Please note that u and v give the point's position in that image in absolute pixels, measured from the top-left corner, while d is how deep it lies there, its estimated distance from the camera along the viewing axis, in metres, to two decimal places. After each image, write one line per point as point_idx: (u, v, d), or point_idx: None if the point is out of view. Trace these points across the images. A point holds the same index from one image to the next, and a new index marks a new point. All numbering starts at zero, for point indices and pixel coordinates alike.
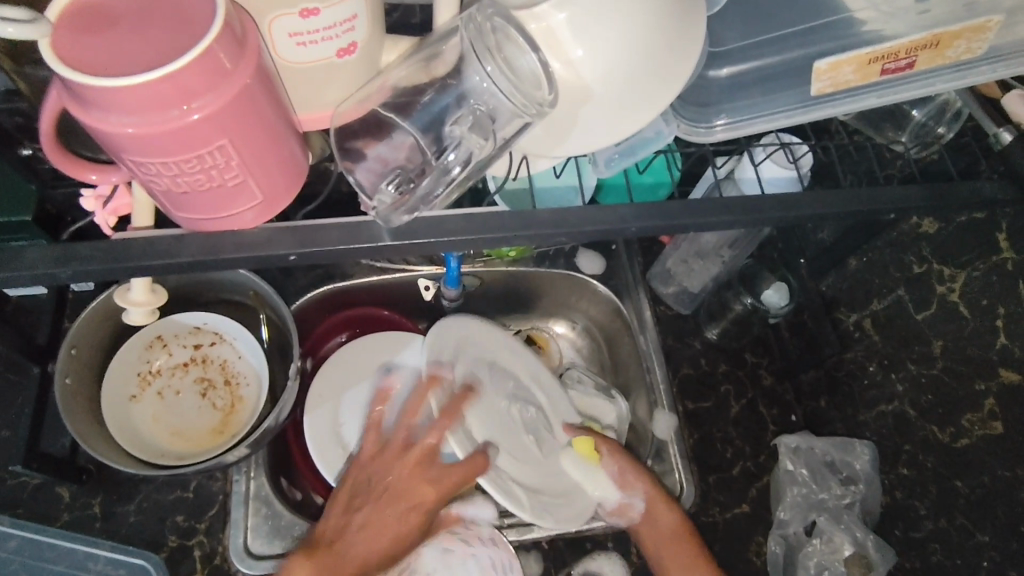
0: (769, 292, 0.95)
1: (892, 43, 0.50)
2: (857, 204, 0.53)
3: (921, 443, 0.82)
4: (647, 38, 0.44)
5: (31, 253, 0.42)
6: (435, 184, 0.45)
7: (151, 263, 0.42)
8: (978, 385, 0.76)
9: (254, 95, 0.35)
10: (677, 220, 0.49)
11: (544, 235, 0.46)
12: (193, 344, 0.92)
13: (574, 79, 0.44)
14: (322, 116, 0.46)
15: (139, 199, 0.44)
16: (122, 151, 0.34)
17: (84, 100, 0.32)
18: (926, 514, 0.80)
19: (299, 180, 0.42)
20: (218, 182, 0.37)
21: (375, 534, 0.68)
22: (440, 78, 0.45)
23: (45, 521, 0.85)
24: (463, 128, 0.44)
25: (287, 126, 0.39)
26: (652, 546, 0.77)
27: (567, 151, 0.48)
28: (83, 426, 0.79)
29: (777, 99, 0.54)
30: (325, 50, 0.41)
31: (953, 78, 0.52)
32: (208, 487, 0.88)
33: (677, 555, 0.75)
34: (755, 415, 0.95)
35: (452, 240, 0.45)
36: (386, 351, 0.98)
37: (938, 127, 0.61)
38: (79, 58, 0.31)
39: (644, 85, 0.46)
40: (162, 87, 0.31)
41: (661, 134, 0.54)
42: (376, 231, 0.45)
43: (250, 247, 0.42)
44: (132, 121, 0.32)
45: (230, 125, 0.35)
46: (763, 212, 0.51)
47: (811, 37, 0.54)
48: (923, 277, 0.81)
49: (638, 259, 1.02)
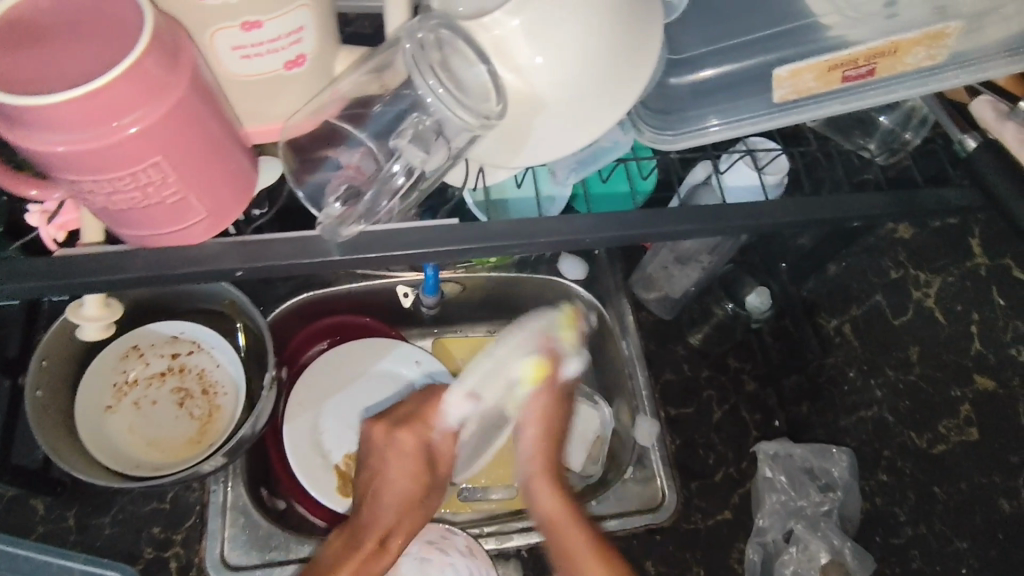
0: (751, 297, 0.94)
1: (851, 49, 0.49)
2: (821, 213, 0.52)
3: (899, 449, 0.82)
4: (601, 48, 0.44)
5: None
6: (381, 195, 0.45)
7: (99, 280, 0.41)
8: (954, 390, 0.76)
9: (189, 111, 0.34)
10: (637, 231, 0.48)
11: (499, 247, 0.46)
12: (170, 354, 0.92)
13: (527, 90, 0.44)
14: (270, 128, 0.45)
15: (88, 215, 0.44)
16: (54, 169, 0.34)
17: (10, 118, 0.31)
18: (905, 520, 0.80)
19: (246, 196, 0.42)
20: (158, 199, 0.37)
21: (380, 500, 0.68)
22: (392, 88, 0.45)
23: (20, 534, 0.84)
24: (405, 141, 0.45)
25: (230, 139, 0.39)
26: (554, 525, 0.67)
27: (525, 162, 0.48)
28: (55, 438, 0.79)
29: (739, 106, 0.54)
30: (271, 63, 0.40)
31: (916, 85, 0.52)
32: (185, 497, 0.87)
33: (576, 539, 0.65)
34: (737, 421, 0.94)
35: (401, 255, 0.45)
36: (366, 357, 0.98)
37: (906, 133, 0.61)
38: (7, 78, 0.31)
39: (599, 95, 0.45)
40: (89, 103, 0.31)
41: (618, 143, 0.56)
42: (326, 245, 0.44)
43: (200, 263, 0.42)
44: (60, 139, 0.32)
45: (165, 142, 0.34)
46: (725, 222, 0.50)
47: (775, 43, 0.53)
48: (900, 282, 0.81)
49: (620, 265, 1.02)
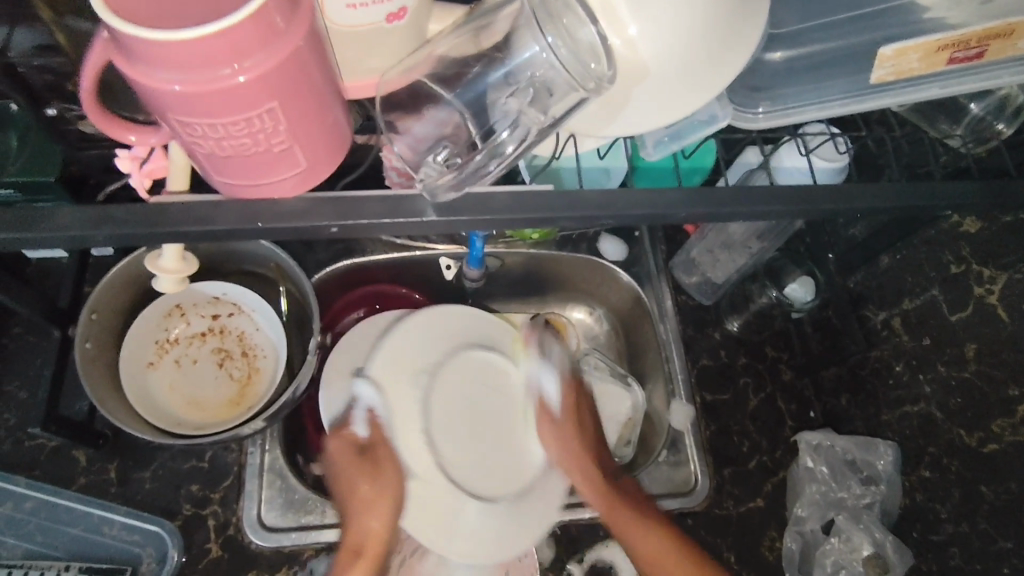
0: (794, 286, 0.93)
1: (964, 30, 0.47)
2: (911, 199, 0.51)
3: (947, 446, 0.84)
4: (710, 15, 0.42)
5: (64, 214, 0.41)
6: (485, 159, 0.44)
7: (186, 229, 0.41)
8: (1010, 391, 0.83)
9: (305, 57, 0.33)
10: (724, 208, 0.47)
11: (589, 216, 0.44)
12: (211, 314, 0.92)
13: (632, 57, 0.43)
14: (368, 83, 0.43)
15: (175, 162, 0.43)
16: (166, 109, 0.33)
17: (130, 53, 0.30)
18: (946, 517, 0.82)
19: (341, 151, 0.41)
20: (264, 147, 0.36)
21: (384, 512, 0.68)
22: (487, 50, 0.44)
23: (61, 484, 0.85)
24: (520, 101, 0.43)
25: (335, 91, 0.37)
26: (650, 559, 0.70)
27: (619, 131, 0.46)
28: (102, 391, 0.79)
29: (831, 85, 0.52)
30: (374, 14, 0.39)
31: (1017, 73, 0.50)
32: (223, 457, 0.88)
33: None
34: (774, 410, 0.93)
35: (497, 220, 0.43)
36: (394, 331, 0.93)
37: (997, 123, 0.59)
38: (127, 8, 0.30)
39: (701, 66, 0.43)
40: (213, 44, 0.30)
41: (714, 118, 0.51)
42: (422, 205, 0.42)
43: (287, 217, 0.41)
44: (178, 79, 0.31)
45: (280, 88, 0.33)
46: (813, 203, 0.49)
47: (875, 22, 0.51)
48: (959, 277, 0.87)
49: (662, 247, 1.00)
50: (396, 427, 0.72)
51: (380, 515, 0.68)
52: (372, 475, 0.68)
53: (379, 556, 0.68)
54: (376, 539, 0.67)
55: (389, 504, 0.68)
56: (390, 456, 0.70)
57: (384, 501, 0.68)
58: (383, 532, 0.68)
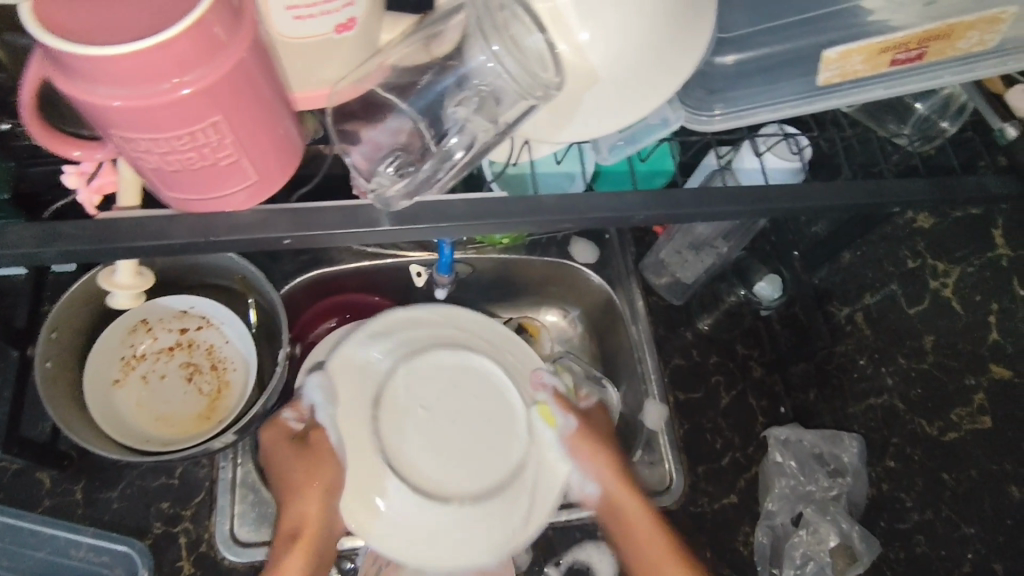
0: (762, 284, 0.94)
1: (904, 32, 0.49)
2: (862, 197, 0.52)
3: (909, 436, 0.83)
4: (655, 20, 0.43)
5: (8, 232, 0.40)
6: (438, 167, 0.44)
7: (137, 244, 0.40)
8: (968, 379, 0.76)
9: (247, 71, 0.33)
10: (681, 209, 0.48)
11: (546, 221, 0.45)
12: (178, 329, 0.90)
13: (580, 63, 0.44)
14: (316, 95, 0.43)
15: (125, 177, 0.42)
16: (108, 125, 0.32)
17: (67, 69, 0.30)
18: (912, 505, 0.81)
19: (294, 161, 0.41)
20: (212, 160, 0.36)
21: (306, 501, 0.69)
22: (439, 58, 0.44)
23: (26, 507, 0.83)
24: (468, 109, 0.44)
25: (284, 102, 0.37)
26: None
27: (573, 136, 0.46)
28: (63, 411, 0.77)
29: (783, 88, 0.53)
30: (322, 26, 0.39)
31: (959, 72, 0.51)
32: (194, 473, 0.86)
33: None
34: (745, 405, 0.95)
35: (453, 226, 0.43)
36: None
37: (942, 121, 0.61)
38: (62, 24, 0.29)
39: (649, 71, 0.44)
40: (152, 59, 0.30)
41: (665, 122, 0.53)
42: (375, 214, 0.43)
43: (242, 230, 0.41)
44: (118, 94, 0.31)
45: (224, 101, 0.33)
46: (768, 202, 0.50)
47: (822, 25, 0.52)
48: (917, 272, 0.81)
49: (631, 249, 1.02)
50: (342, 432, 0.71)
51: (311, 499, 0.69)
52: (309, 462, 0.71)
53: (313, 541, 0.68)
54: (306, 524, 0.69)
55: (325, 493, 0.70)
56: (333, 459, 0.71)
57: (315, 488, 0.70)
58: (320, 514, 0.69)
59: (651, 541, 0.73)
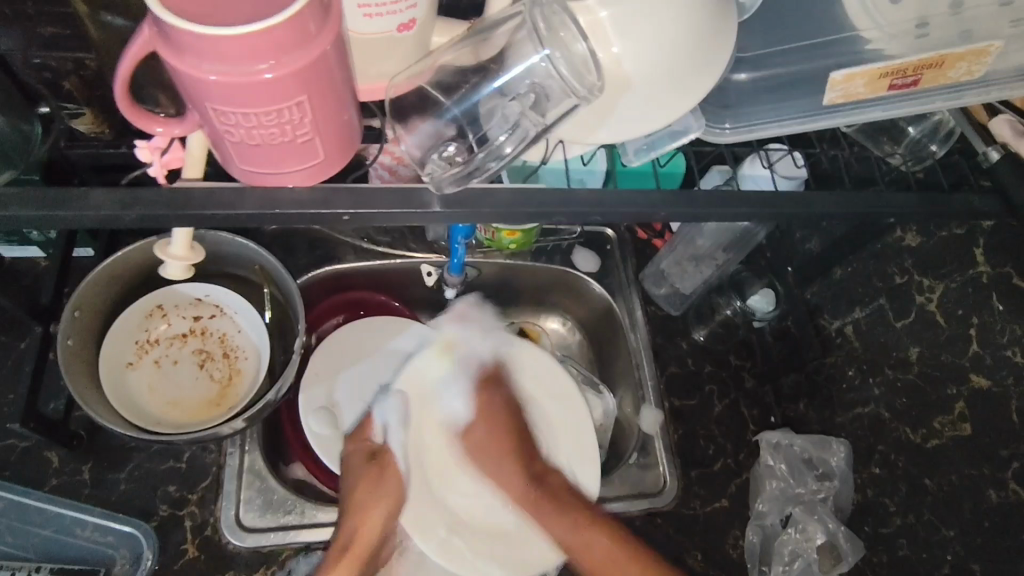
0: (757, 297, 1.00)
1: (902, 60, 0.54)
2: (862, 207, 0.57)
3: (894, 444, 0.88)
4: (684, 37, 0.47)
5: (92, 196, 0.43)
6: (489, 158, 0.48)
7: (208, 212, 0.43)
8: (949, 389, 0.83)
9: (331, 59, 0.37)
10: (696, 208, 0.52)
11: (579, 213, 0.49)
12: (193, 316, 0.92)
13: (616, 71, 0.48)
14: (377, 87, 0.48)
15: (193, 153, 0.45)
16: (205, 99, 0.36)
17: (178, 46, 0.34)
18: (895, 510, 0.86)
19: (353, 146, 0.44)
20: (290, 137, 0.39)
21: (367, 521, 0.73)
22: (485, 61, 0.48)
23: (32, 485, 0.84)
24: (523, 105, 0.47)
25: (353, 89, 0.41)
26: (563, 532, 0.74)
27: (604, 139, 0.51)
28: (82, 389, 0.79)
29: (788, 106, 0.58)
30: (388, 24, 0.44)
31: (949, 99, 0.57)
32: (201, 458, 0.88)
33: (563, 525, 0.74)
34: (737, 414, 0.98)
35: (494, 214, 0.47)
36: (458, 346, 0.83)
37: (932, 144, 0.68)
38: (179, 6, 0.33)
39: (675, 81, 0.49)
40: (255, 41, 0.33)
41: (688, 130, 0.55)
42: (428, 198, 0.46)
43: (301, 205, 0.44)
44: (220, 71, 0.34)
45: (309, 84, 0.37)
46: (777, 207, 0.54)
47: (828, 49, 0.58)
48: (903, 288, 0.86)
49: (632, 260, 1.05)
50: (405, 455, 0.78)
51: (376, 517, 0.74)
52: (383, 479, 0.75)
53: (362, 560, 0.72)
54: (362, 539, 0.72)
55: (393, 506, 0.75)
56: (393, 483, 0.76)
57: (380, 505, 0.74)
58: (377, 534, 0.73)
59: (591, 541, 0.73)
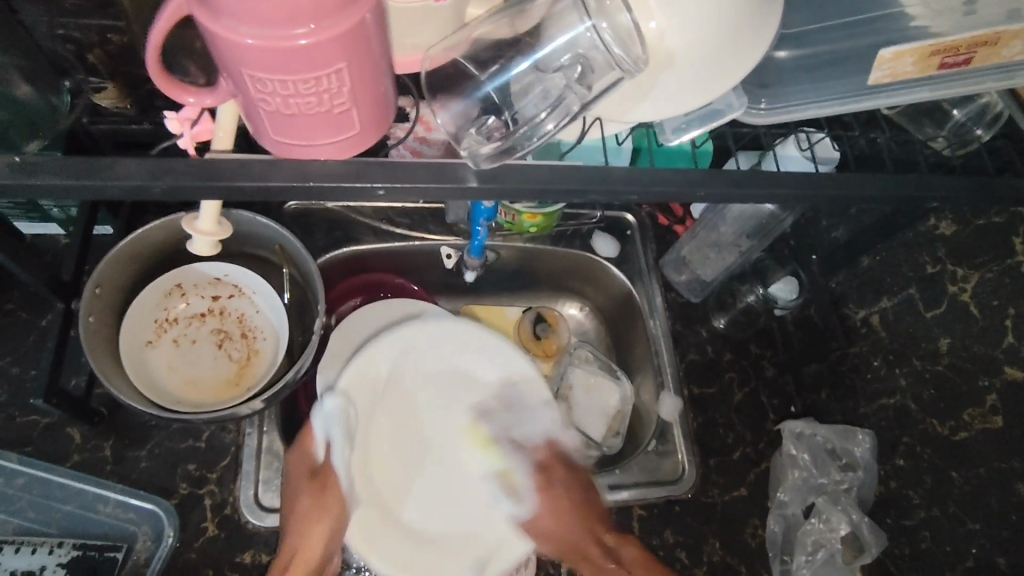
0: (778, 285, 0.97)
1: (954, 37, 0.52)
2: (906, 189, 0.55)
3: (920, 436, 0.86)
4: (728, 10, 0.45)
5: (124, 165, 0.42)
6: (529, 133, 0.46)
7: (239, 185, 0.42)
8: (982, 380, 0.84)
9: (372, 25, 0.35)
10: (736, 189, 0.51)
11: (617, 191, 0.48)
12: (211, 295, 0.92)
13: (659, 47, 0.46)
14: (413, 59, 0.47)
15: (222, 124, 0.45)
16: (241, 64, 0.35)
17: (216, 8, 0.33)
18: (919, 503, 0.84)
19: (388, 119, 0.43)
20: (326, 107, 0.38)
21: (312, 523, 0.68)
22: (522, 34, 0.47)
23: (55, 461, 0.84)
24: (568, 79, 0.46)
25: (391, 59, 0.40)
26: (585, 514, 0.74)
27: (642, 118, 0.49)
28: (103, 366, 0.79)
29: (830, 85, 0.56)
30: None
31: (1001, 79, 0.55)
32: (220, 437, 0.88)
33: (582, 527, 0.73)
34: (757, 403, 0.97)
35: (536, 189, 0.46)
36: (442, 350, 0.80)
37: (977, 128, 0.66)
38: None
39: (719, 57, 0.47)
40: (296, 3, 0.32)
41: (731, 107, 0.54)
42: (464, 173, 0.45)
43: (337, 178, 0.43)
44: (259, 34, 0.33)
45: (349, 51, 0.35)
46: (817, 189, 0.52)
47: (871, 27, 0.57)
48: (936, 277, 0.87)
49: (653, 246, 1.03)
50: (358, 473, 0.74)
51: (319, 531, 0.68)
52: (323, 496, 0.69)
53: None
54: (302, 554, 0.68)
55: (332, 527, 0.69)
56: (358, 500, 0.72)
57: (322, 521, 0.68)
58: (320, 546, 0.68)
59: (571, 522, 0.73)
